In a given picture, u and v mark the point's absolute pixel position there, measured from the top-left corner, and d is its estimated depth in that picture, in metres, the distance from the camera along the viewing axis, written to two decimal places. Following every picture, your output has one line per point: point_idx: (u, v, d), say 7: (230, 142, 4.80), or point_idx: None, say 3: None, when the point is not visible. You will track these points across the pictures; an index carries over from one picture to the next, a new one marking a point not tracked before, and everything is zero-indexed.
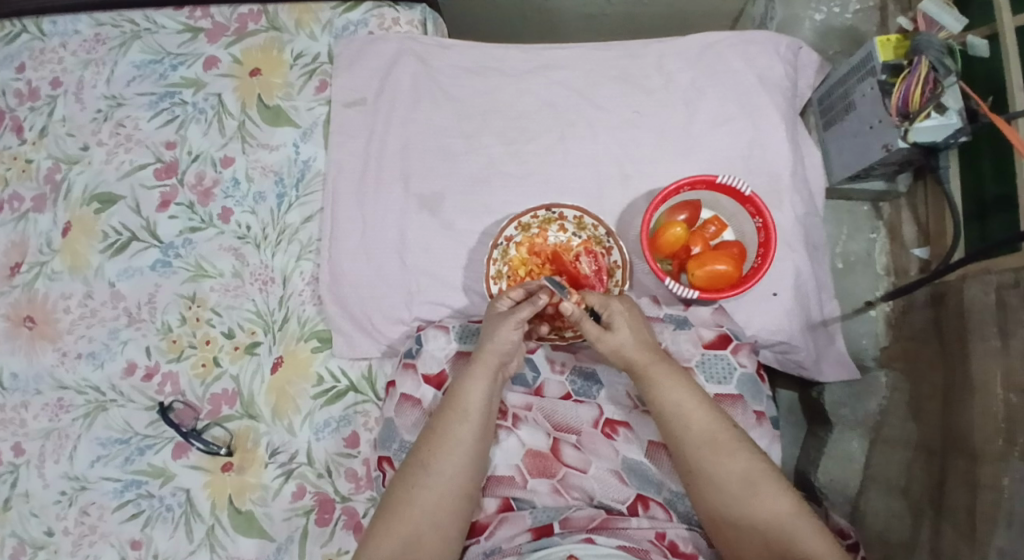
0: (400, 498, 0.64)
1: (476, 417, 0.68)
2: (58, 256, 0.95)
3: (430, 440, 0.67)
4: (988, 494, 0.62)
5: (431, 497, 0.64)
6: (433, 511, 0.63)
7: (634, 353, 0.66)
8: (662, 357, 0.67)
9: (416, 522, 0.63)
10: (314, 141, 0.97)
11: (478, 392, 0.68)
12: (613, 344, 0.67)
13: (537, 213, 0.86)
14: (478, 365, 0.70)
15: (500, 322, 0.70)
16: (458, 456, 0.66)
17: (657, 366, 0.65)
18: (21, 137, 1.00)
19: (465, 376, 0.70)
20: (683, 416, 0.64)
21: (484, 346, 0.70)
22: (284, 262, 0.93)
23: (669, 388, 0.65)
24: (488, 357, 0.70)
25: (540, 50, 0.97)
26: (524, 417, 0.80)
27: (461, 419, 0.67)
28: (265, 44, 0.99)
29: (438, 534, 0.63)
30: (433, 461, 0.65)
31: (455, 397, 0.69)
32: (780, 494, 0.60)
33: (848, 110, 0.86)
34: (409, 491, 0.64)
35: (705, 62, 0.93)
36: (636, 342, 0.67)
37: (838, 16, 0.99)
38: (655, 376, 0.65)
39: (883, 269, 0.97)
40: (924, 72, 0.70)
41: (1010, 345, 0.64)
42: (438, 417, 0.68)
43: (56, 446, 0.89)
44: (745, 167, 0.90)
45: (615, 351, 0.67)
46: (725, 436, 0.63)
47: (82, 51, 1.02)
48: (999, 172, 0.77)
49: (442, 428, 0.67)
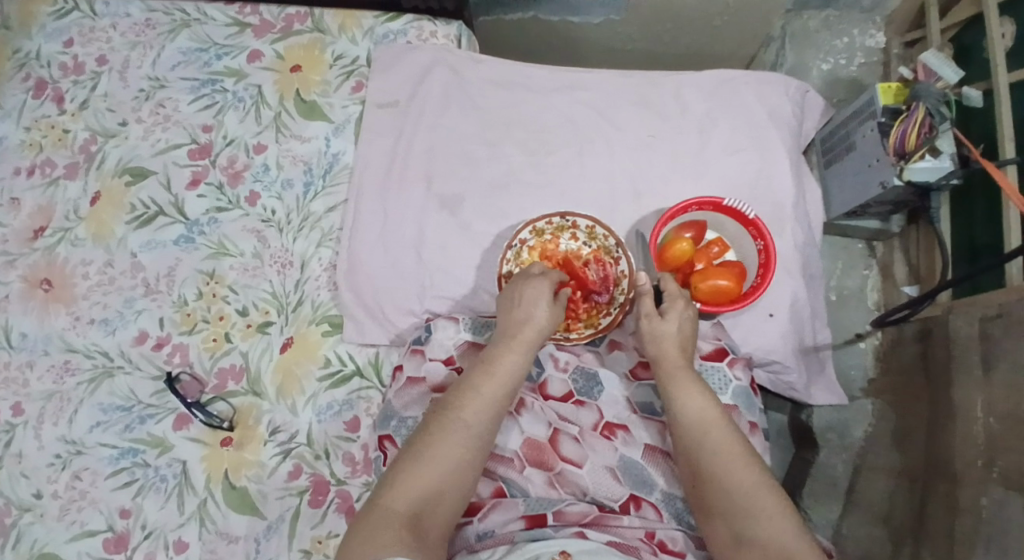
0: (428, 452, 0.63)
1: (510, 392, 0.70)
2: (83, 224, 0.98)
3: (467, 403, 0.67)
4: (966, 517, 0.66)
5: (457, 460, 0.64)
6: (455, 471, 0.64)
7: (669, 353, 0.74)
8: (687, 366, 0.73)
9: (436, 473, 0.62)
10: (345, 137, 1.02)
11: (515, 370, 0.71)
12: (659, 329, 0.75)
13: (551, 219, 0.90)
14: (516, 341, 0.73)
15: (539, 305, 0.76)
16: (487, 427, 0.67)
17: (682, 373, 0.72)
18: (61, 108, 1.04)
19: (504, 346, 0.73)
20: (699, 420, 0.68)
21: (526, 323, 0.74)
22: (304, 248, 0.97)
23: (688, 393, 0.70)
24: (529, 335, 0.74)
25: (567, 73, 1.04)
26: (528, 404, 0.82)
27: (496, 390, 0.69)
28: (308, 43, 1.05)
29: (456, 495, 0.63)
30: (466, 423, 0.66)
31: (494, 363, 0.71)
32: (779, 503, 0.62)
33: (848, 150, 0.92)
34: (438, 448, 0.64)
35: (720, 96, 1.00)
36: (676, 337, 0.74)
37: (844, 68, 1.08)
38: (678, 379, 0.72)
39: (874, 304, 1.02)
40: (921, 117, 0.76)
41: (992, 376, 0.69)
42: (475, 383, 0.69)
43: (56, 408, 0.91)
44: (750, 195, 0.95)
45: (654, 336, 0.75)
46: (735, 445, 0.66)
47: (131, 34, 1.07)
48: (990, 219, 0.82)
49: (477, 395, 0.68)
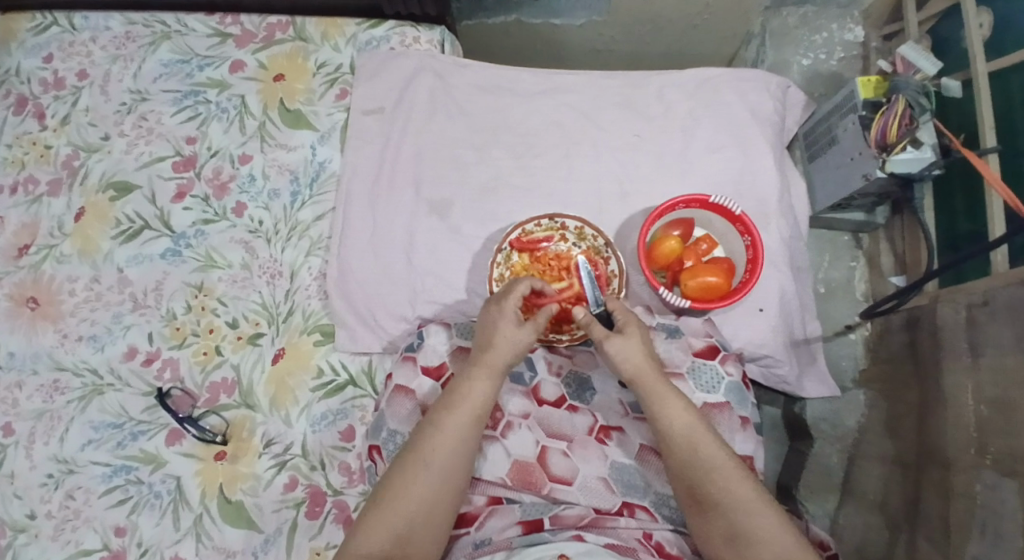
0: (397, 491, 0.67)
1: (478, 420, 0.72)
2: (69, 240, 0.97)
3: (433, 439, 0.69)
4: (960, 502, 0.66)
5: (426, 496, 0.67)
6: (426, 507, 0.67)
7: (643, 367, 0.72)
8: (662, 377, 0.72)
9: (407, 516, 0.66)
10: (331, 145, 1.01)
11: (482, 397, 0.72)
12: (623, 349, 0.73)
13: (540, 221, 0.91)
14: (482, 367, 0.74)
15: (507, 330, 0.75)
16: (457, 462, 0.69)
17: (660, 386, 0.71)
18: (43, 123, 1.03)
19: (471, 374, 0.74)
20: (681, 433, 0.69)
21: (491, 348, 0.74)
22: (292, 257, 0.96)
23: (670, 406, 0.70)
24: (494, 360, 0.74)
25: (551, 75, 1.04)
26: (514, 424, 0.82)
27: (463, 421, 0.71)
28: (291, 52, 1.04)
29: (431, 529, 0.67)
30: (433, 460, 0.68)
31: (460, 394, 0.72)
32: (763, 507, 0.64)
33: (831, 144, 0.93)
34: (409, 487, 0.67)
35: (703, 94, 1.00)
36: (644, 352, 0.73)
37: (824, 62, 1.10)
38: (660, 391, 0.71)
39: (861, 295, 1.03)
40: (900, 109, 0.77)
41: (980, 362, 0.69)
42: (441, 417, 0.71)
43: (47, 428, 0.90)
44: (736, 192, 0.96)
45: (621, 355, 0.72)
46: (717, 455, 0.67)
47: (112, 47, 1.06)
48: (970, 210, 0.83)
49: (443, 428, 0.70)
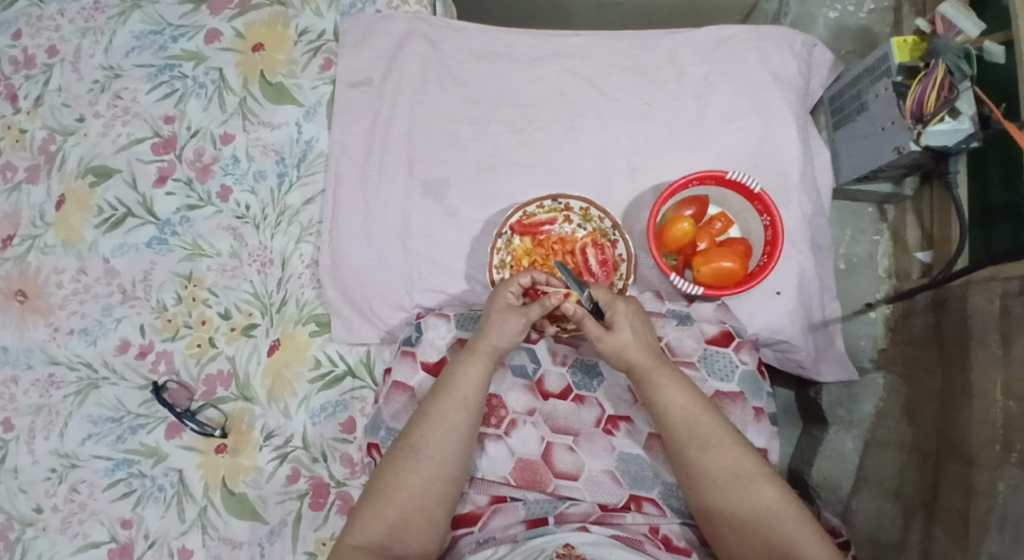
0: (389, 481, 0.66)
1: (471, 407, 0.69)
2: (52, 230, 0.93)
3: (425, 427, 0.68)
4: (981, 501, 0.63)
5: (419, 483, 0.65)
6: (422, 495, 0.65)
7: (637, 356, 0.67)
8: (662, 360, 0.68)
9: (403, 505, 0.64)
10: (317, 121, 0.95)
11: (477, 383, 0.70)
12: (615, 344, 0.67)
13: (543, 202, 0.86)
14: (475, 353, 0.71)
15: (507, 315, 0.71)
16: (451, 449, 0.67)
17: (659, 369, 0.67)
18: (15, 106, 0.97)
19: (462, 361, 0.71)
20: (680, 416, 0.66)
21: (483, 336, 0.71)
22: (283, 244, 0.92)
23: (670, 390, 0.67)
24: (487, 348, 0.71)
25: (553, 37, 0.96)
26: (518, 422, 0.80)
27: (456, 407, 0.68)
28: (269, 19, 0.97)
29: (430, 517, 0.65)
30: (425, 448, 0.66)
31: (451, 382, 0.70)
32: (769, 485, 0.62)
33: (860, 111, 0.85)
34: (401, 476, 0.66)
35: (719, 56, 0.92)
36: (638, 344, 0.68)
37: (852, 15, 0.99)
38: (658, 375, 0.67)
39: (884, 272, 0.97)
40: (939, 77, 0.69)
41: (1012, 353, 0.64)
42: (432, 403, 0.69)
43: (46, 423, 0.87)
44: (754, 164, 0.89)
45: (615, 351, 0.68)
46: (722, 434, 0.64)
47: (80, 19, 0.99)
48: (1006, 181, 0.77)
49: (435, 415, 0.68)
